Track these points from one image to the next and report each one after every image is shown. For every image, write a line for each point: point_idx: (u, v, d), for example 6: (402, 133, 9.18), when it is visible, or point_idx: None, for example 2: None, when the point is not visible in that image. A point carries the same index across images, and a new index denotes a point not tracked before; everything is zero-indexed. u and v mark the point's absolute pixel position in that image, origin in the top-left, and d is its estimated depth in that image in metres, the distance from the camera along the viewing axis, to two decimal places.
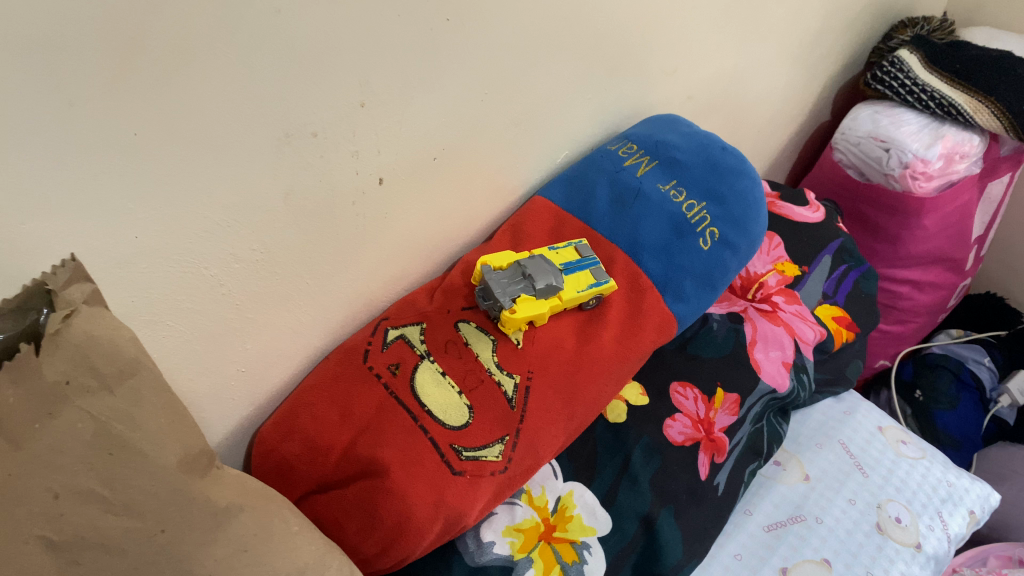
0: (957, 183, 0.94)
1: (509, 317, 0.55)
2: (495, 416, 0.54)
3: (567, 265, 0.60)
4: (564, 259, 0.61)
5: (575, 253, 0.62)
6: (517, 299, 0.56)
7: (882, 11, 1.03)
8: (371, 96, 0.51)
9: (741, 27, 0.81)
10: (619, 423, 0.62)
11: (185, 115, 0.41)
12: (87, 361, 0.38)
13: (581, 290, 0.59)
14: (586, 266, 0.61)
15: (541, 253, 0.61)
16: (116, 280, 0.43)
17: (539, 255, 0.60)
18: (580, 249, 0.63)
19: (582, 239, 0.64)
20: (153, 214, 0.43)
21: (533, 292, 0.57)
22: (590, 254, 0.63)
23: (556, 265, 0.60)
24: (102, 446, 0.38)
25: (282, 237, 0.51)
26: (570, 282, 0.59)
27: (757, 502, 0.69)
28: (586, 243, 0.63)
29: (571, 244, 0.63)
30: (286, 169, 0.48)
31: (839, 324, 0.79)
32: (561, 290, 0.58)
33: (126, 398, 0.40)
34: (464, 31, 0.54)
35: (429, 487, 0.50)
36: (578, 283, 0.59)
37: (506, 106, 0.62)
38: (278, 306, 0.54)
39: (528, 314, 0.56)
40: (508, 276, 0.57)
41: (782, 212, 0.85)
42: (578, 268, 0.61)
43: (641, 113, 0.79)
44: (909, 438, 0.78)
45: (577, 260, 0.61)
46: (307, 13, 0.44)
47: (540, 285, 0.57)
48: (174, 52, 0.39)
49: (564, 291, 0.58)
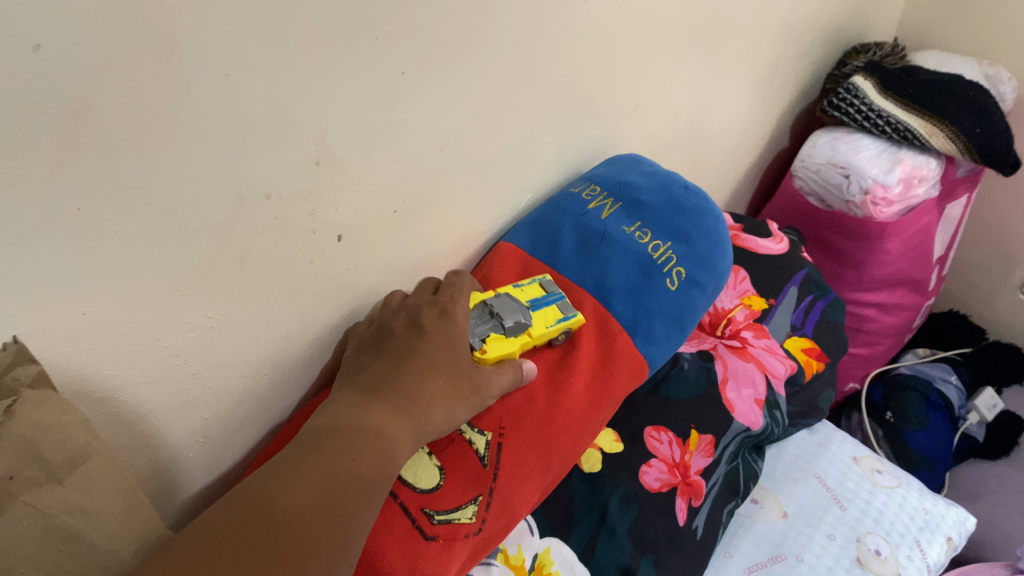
0: (918, 207, 0.95)
1: (482, 357, 0.54)
2: (467, 476, 0.52)
3: (534, 301, 0.60)
4: (530, 295, 0.61)
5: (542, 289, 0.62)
6: (487, 338, 0.56)
7: (834, 39, 1.05)
8: (327, 154, 0.49)
9: (697, 62, 0.81)
10: (595, 472, 0.61)
11: (131, 185, 0.39)
12: (34, 453, 0.37)
13: (550, 326, 0.59)
14: (555, 301, 0.61)
15: (507, 291, 0.60)
16: (63, 361, 0.41)
17: (506, 294, 0.59)
18: (546, 284, 0.62)
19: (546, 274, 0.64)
20: (102, 290, 0.41)
21: (503, 331, 0.56)
22: (555, 289, 0.62)
23: (524, 302, 0.59)
24: (53, 542, 0.37)
25: (240, 301, 0.49)
26: (538, 319, 0.59)
27: (736, 543, 0.68)
28: (550, 278, 0.63)
29: (535, 280, 0.62)
30: (240, 234, 0.46)
31: (808, 356, 0.79)
32: (530, 326, 0.57)
33: (78, 487, 0.39)
34: (422, 81, 0.53)
35: (401, 554, 0.48)
36: (547, 319, 0.59)
37: (467, 153, 0.61)
38: (238, 372, 0.52)
39: (499, 356, 0.55)
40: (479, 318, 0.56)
41: (746, 245, 0.85)
42: (545, 304, 0.60)
43: (603, 152, 0.78)
44: (884, 467, 0.78)
45: (543, 296, 0.61)
46: (262, 75, 0.42)
47: (509, 323, 0.56)
48: (116, 122, 0.37)
49: (533, 328, 0.58)
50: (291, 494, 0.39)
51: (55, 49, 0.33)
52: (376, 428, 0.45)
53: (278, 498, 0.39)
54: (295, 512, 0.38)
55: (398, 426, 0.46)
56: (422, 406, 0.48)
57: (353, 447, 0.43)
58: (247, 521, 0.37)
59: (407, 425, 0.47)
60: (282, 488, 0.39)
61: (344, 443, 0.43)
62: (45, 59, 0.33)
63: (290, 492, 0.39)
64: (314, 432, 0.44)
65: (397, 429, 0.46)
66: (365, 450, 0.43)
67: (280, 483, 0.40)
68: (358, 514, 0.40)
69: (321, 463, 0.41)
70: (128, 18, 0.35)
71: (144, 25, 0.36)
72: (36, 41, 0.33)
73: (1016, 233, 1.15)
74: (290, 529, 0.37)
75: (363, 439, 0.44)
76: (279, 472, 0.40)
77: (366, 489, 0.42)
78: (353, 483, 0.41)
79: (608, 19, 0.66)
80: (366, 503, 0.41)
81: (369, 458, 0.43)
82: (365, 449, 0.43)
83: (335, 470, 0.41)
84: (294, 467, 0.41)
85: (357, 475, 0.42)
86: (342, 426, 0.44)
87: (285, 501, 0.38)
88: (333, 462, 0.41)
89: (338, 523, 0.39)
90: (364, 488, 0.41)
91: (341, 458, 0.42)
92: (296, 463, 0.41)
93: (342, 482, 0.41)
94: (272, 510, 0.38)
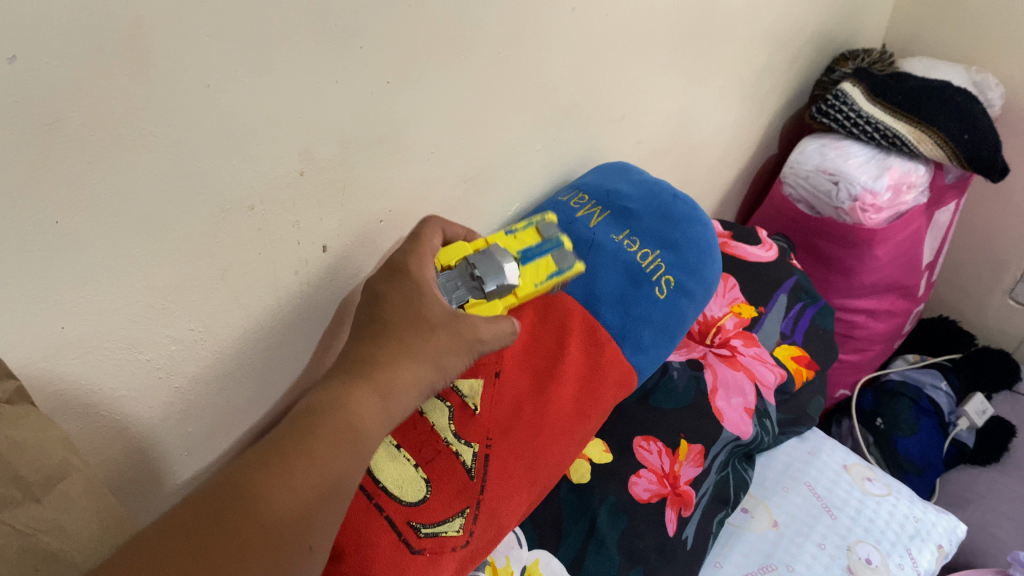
0: (906, 213, 0.96)
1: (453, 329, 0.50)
2: (454, 488, 0.52)
3: (525, 253, 0.56)
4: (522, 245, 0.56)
5: (537, 235, 0.58)
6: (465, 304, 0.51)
7: (822, 45, 1.05)
8: (311, 165, 0.49)
9: (685, 69, 0.81)
10: (584, 484, 0.60)
11: (110, 198, 0.39)
12: (11, 470, 0.36)
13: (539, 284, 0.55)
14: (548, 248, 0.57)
15: (496, 241, 0.56)
16: (41, 375, 0.40)
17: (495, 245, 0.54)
18: (543, 230, 0.58)
19: (544, 217, 0.60)
20: (82, 304, 0.40)
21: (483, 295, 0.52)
22: (553, 234, 0.58)
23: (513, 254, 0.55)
24: (29, 561, 0.36)
25: (223, 314, 0.48)
26: (527, 275, 0.55)
27: (727, 553, 0.67)
28: (548, 222, 0.59)
29: (530, 226, 0.59)
30: (223, 245, 0.46)
31: (798, 364, 0.79)
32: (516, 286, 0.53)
33: (56, 505, 0.38)
34: (408, 91, 0.52)
35: (388, 569, 0.48)
36: (536, 275, 0.55)
37: (454, 163, 0.61)
38: (221, 384, 0.51)
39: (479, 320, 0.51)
40: (460, 274, 0.52)
41: (735, 252, 0.85)
42: (537, 255, 0.56)
43: (591, 159, 0.78)
44: (875, 474, 0.77)
45: (537, 245, 0.56)
46: (244, 88, 0.42)
47: (490, 287, 0.51)
48: (94, 135, 0.37)
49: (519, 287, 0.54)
50: (257, 507, 0.37)
51: (31, 61, 0.33)
52: (347, 419, 0.43)
53: (243, 512, 0.37)
54: (259, 532, 0.36)
55: (369, 414, 0.44)
56: (393, 387, 0.46)
57: (323, 447, 0.41)
58: (210, 539, 0.35)
59: (372, 397, 0.44)
60: (248, 497, 0.37)
61: (315, 443, 0.41)
62: (21, 70, 0.33)
63: (256, 505, 0.37)
64: (281, 425, 0.42)
65: (369, 418, 0.44)
66: (330, 439, 0.41)
67: (238, 480, 0.38)
68: (320, 527, 0.39)
69: (290, 469, 0.39)
70: (106, 29, 0.35)
71: (123, 36, 0.35)
72: (11, 53, 0.32)
73: (1005, 239, 1.15)
74: (254, 551, 0.36)
75: (323, 419, 0.42)
76: (245, 474, 0.38)
77: (331, 496, 0.40)
78: (319, 492, 0.40)
79: (595, 28, 0.65)
80: (328, 512, 0.40)
81: (339, 459, 0.41)
82: (336, 449, 0.41)
83: (304, 480, 0.39)
84: (261, 472, 0.38)
85: (326, 482, 0.40)
86: (313, 417, 0.42)
87: (247, 515, 0.37)
88: (303, 468, 0.39)
89: (299, 542, 0.38)
90: (330, 498, 0.40)
91: (313, 464, 0.40)
92: (264, 466, 0.39)
93: (309, 495, 0.39)
94: (235, 528, 0.36)
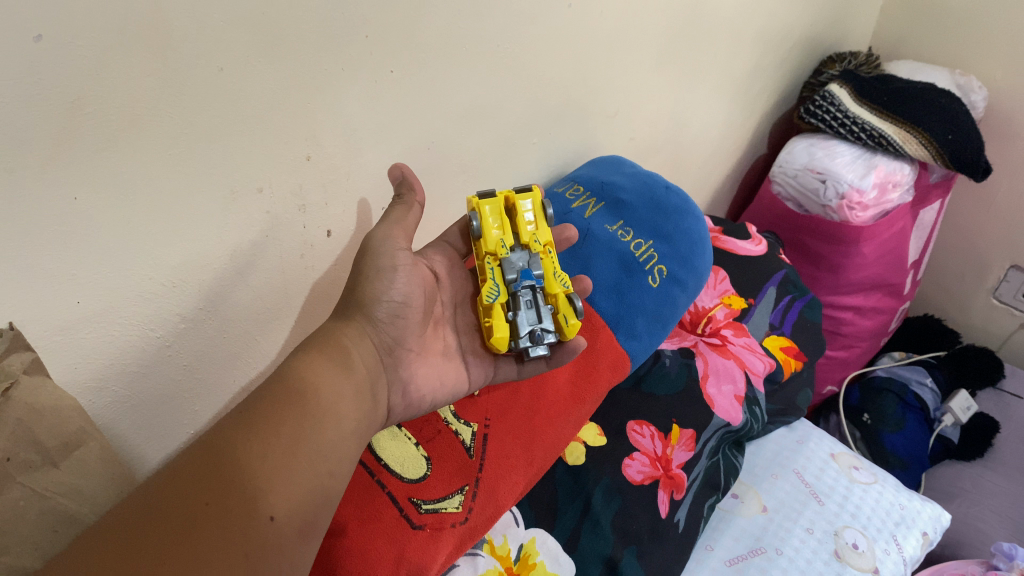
0: (892, 212, 0.98)
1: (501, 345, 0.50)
2: (454, 466, 0.54)
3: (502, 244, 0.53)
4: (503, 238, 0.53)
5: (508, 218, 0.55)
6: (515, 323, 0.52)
7: (810, 50, 1.07)
8: (317, 149, 0.50)
9: (677, 68, 0.83)
10: (578, 465, 0.62)
11: (128, 180, 0.40)
12: (31, 437, 0.39)
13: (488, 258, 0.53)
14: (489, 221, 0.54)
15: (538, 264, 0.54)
16: (58, 348, 0.41)
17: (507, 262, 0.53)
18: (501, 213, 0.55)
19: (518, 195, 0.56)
20: (97, 279, 0.41)
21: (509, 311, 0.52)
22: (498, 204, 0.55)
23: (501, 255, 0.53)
24: (49, 524, 0.41)
25: (229, 294, 0.50)
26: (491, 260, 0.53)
27: (717, 536, 0.69)
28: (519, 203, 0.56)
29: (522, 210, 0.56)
30: (232, 226, 0.47)
31: (786, 354, 0.81)
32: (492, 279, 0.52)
33: (72, 470, 0.42)
34: (410, 80, 0.54)
35: (388, 543, 0.49)
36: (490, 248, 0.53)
37: (453, 153, 0.63)
38: (229, 364, 0.53)
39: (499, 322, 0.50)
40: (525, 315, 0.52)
41: (726, 245, 0.87)
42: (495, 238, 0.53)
43: (585, 153, 0.80)
44: (861, 463, 0.79)
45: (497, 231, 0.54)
46: (253, 72, 0.43)
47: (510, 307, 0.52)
48: (114, 111, 0.38)
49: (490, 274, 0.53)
50: (200, 491, 0.38)
51: (56, 41, 0.34)
52: (296, 383, 0.44)
53: (181, 499, 0.38)
54: (201, 512, 0.37)
55: (320, 372, 0.45)
56: (339, 344, 0.47)
57: (270, 419, 0.41)
58: (148, 533, 0.36)
59: (343, 381, 0.45)
60: (194, 483, 0.38)
61: (262, 418, 0.41)
62: (45, 49, 0.34)
63: (200, 489, 0.38)
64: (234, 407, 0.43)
65: (321, 378, 0.45)
66: (290, 411, 0.42)
67: (190, 461, 0.39)
68: (282, 499, 0.39)
69: (235, 448, 0.40)
70: (126, 14, 0.36)
71: (143, 21, 0.37)
72: (37, 32, 0.34)
73: (989, 239, 1.17)
74: (193, 533, 0.36)
75: (283, 398, 0.43)
76: (189, 463, 0.39)
77: (288, 466, 0.40)
78: (270, 467, 0.40)
79: (590, 24, 0.67)
80: (295, 479, 0.40)
81: (289, 427, 0.42)
82: (284, 418, 0.42)
83: (250, 457, 0.40)
84: (202, 458, 0.40)
85: (276, 454, 0.40)
86: (265, 390, 0.43)
87: (188, 501, 0.38)
88: (246, 443, 0.40)
89: (253, 517, 0.38)
90: (284, 470, 0.40)
91: (259, 438, 0.40)
92: (205, 450, 0.40)
93: (261, 472, 0.39)
94: (175, 516, 0.37)
